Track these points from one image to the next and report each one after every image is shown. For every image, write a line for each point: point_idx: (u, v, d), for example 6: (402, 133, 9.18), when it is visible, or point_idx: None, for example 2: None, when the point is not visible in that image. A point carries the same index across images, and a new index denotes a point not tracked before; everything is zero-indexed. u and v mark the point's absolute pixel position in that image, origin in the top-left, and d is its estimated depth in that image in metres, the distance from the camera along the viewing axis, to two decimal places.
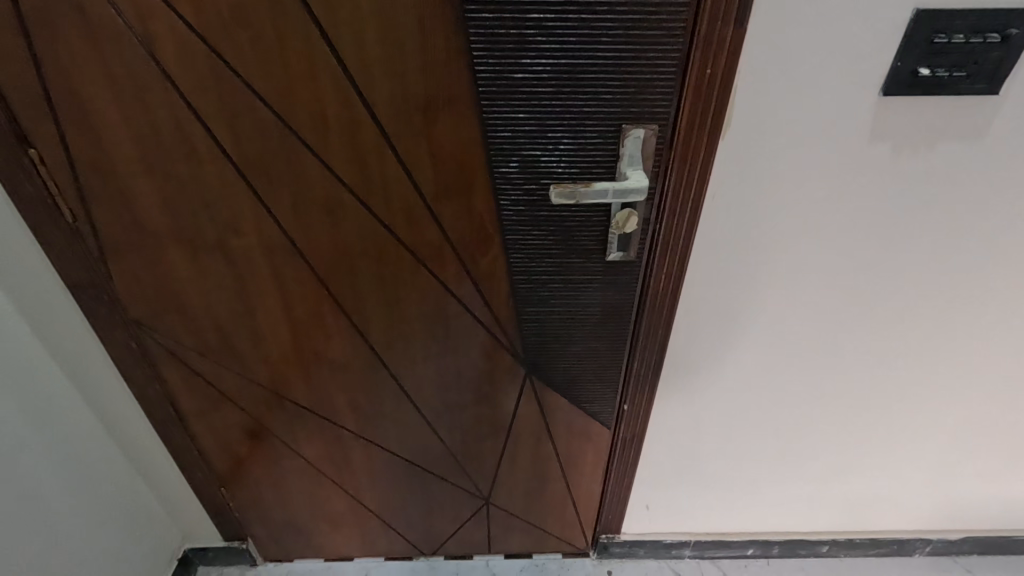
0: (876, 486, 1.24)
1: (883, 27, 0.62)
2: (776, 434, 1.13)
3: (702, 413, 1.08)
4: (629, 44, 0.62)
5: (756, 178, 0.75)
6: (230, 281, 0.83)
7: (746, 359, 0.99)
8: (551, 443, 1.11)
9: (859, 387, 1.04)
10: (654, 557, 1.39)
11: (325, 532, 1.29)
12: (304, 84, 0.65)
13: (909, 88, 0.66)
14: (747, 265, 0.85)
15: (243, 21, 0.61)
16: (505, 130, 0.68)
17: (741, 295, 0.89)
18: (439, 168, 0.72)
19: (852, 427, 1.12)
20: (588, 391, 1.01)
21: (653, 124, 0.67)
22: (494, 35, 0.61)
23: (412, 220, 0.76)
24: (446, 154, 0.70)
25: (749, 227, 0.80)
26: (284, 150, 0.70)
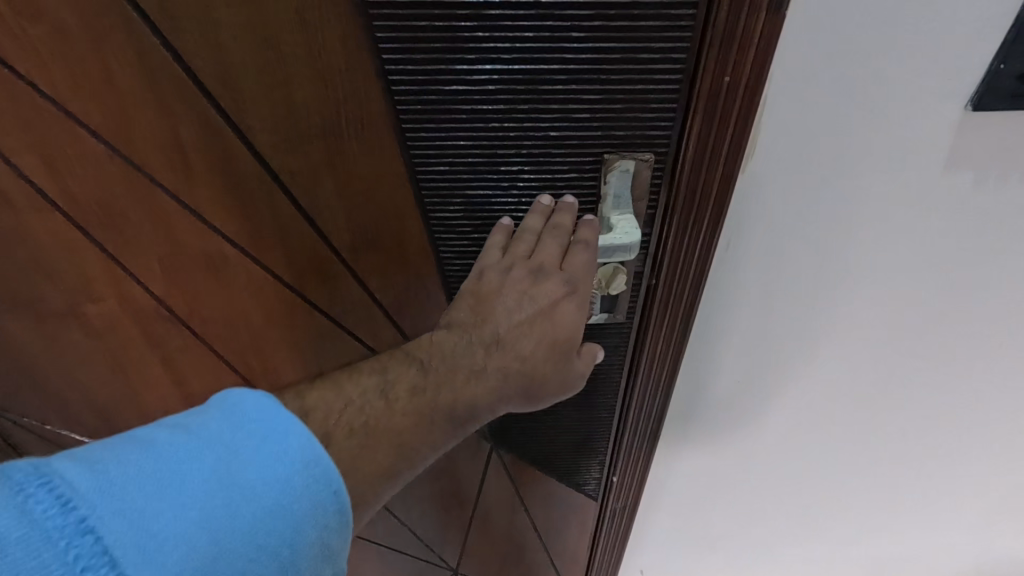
0: (903, 540, 1.08)
1: (993, 16, 0.41)
2: (793, 496, 0.96)
3: (706, 475, 0.91)
4: (612, 43, 0.41)
5: (790, 221, 0.54)
6: (95, 355, 0.63)
7: (763, 422, 0.81)
8: (527, 512, 0.93)
9: (898, 450, 0.86)
10: None
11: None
12: (140, 103, 0.44)
13: (1011, 99, 0.45)
14: (771, 324, 0.65)
15: (31, 14, 0.40)
16: (441, 164, 0.48)
17: (760, 356, 0.70)
18: (353, 214, 0.52)
19: (884, 488, 0.95)
20: (568, 464, 0.84)
21: (646, 153, 0.48)
22: (409, 32, 0.40)
23: (326, 281, 0.57)
24: (361, 197, 0.51)
25: (774, 282, 0.60)
26: (133, 194, 0.50)
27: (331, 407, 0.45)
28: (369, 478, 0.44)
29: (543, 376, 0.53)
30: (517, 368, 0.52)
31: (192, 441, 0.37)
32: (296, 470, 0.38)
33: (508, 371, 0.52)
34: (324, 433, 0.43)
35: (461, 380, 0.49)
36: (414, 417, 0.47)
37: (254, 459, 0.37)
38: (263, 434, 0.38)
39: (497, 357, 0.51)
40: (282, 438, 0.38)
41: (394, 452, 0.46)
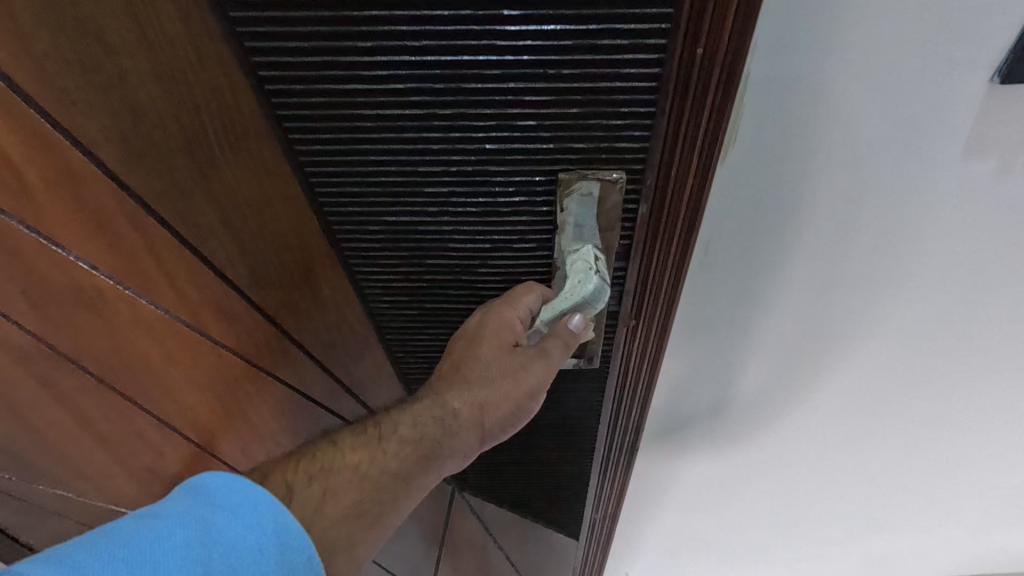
0: (913, 542, 0.98)
1: None
2: (789, 506, 0.86)
3: (692, 487, 0.82)
4: (558, 27, 0.30)
5: (771, 230, 0.44)
6: None
7: (754, 438, 0.70)
8: (498, 544, 0.86)
9: (910, 460, 0.75)
10: None
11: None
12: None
13: None
14: (756, 340, 0.55)
15: None
16: (339, 171, 0.39)
17: (748, 372, 0.60)
18: (246, 240, 0.42)
19: (893, 496, 0.84)
20: (541, 498, 0.77)
21: (615, 171, 0.37)
22: (275, 10, 0.30)
23: (230, 325, 0.46)
24: (257, 221, 0.41)
25: (753, 303, 0.51)
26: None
27: (284, 462, 0.39)
28: (342, 523, 0.37)
29: (489, 402, 0.43)
30: (450, 396, 0.43)
31: (163, 522, 0.31)
32: (274, 538, 0.33)
33: (440, 406, 0.43)
34: (286, 487, 0.36)
35: (404, 414, 0.43)
36: (365, 456, 0.40)
37: (237, 529, 0.32)
38: (246, 501, 0.33)
39: (422, 393, 0.44)
40: (255, 509, 0.33)
41: (364, 489, 0.39)
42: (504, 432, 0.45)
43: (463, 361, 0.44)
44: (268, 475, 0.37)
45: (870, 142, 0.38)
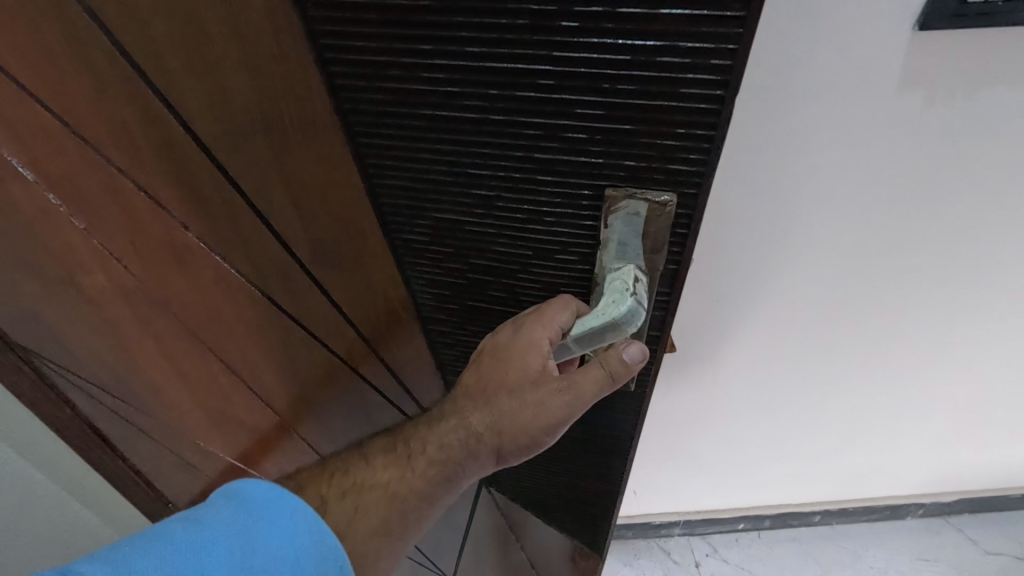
0: (900, 463, 0.94)
1: None
2: (782, 428, 0.84)
3: (684, 415, 0.83)
4: (620, 40, 0.29)
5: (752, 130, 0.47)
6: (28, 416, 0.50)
7: (744, 368, 0.72)
8: (519, 542, 0.88)
9: (904, 365, 0.72)
10: (642, 537, 1.12)
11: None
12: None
13: (956, 17, 0.39)
14: (746, 244, 0.57)
15: None
16: (390, 163, 0.41)
17: (745, 281, 0.61)
18: (312, 220, 0.45)
19: (891, 407, 0.80)
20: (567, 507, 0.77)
21: (666, 193, 0.35)
22: (346, 12, 0.32)
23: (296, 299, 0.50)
24: (321, 202, 0.45)
25: (768, 186, 0.52)
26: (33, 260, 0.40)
27: (319, 476, 0.43)
28: (372, 537, 0.41)
29: (509, 428, 0.46)
30: (475, 418, 0.46)
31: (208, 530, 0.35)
32: (309, 549, 0.37)
33: (462, 423, 0.46)
34: (321, 501, 0.40)
35: (429, 431, 0.46)
36: (395, 473, 0.44)
37: (275, 538, 0.36)
38: (282, 512, 0.37)
39: (448, 411, 0.47)
40: (289, 519, 0.37)
41: (391, 506, 0.42)
42: (521, 455, 0.47)
43: (489, 384, 0.46)
44: (304, 486, 0.41)
45: (828, 78, 0.44)
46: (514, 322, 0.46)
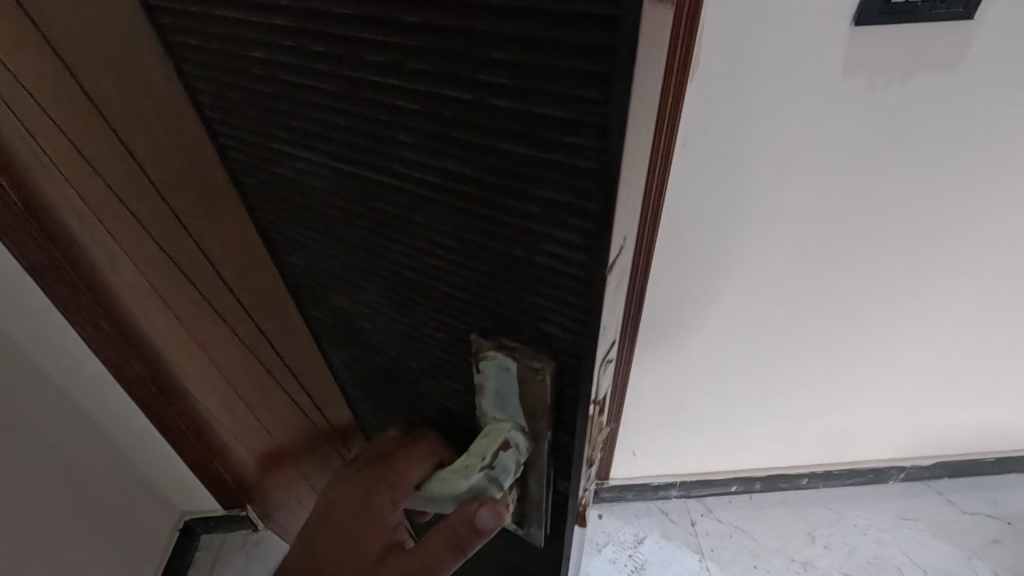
0: (862, 423, 1.14)
1: None
2: (756, 381, 1.04)
3: (675, 374, 1.00)
4: (492, 213, 0.34)
5: (727, 101, 0.64)
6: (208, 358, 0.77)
7: (723, 323, 0.92)
8: None
9: (844, 325, 0.95)
10: (642, 500, 1.25)
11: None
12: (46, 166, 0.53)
13: (884, 15, 0.58)
14: (725, 196, 0.74)
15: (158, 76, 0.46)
16: (348, 262, 0.48)
17: (723, 228, 0.78)
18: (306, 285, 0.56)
19: (840, 365, 1.02)
20: None
21: (544, 351, 0.39)
22: (309, 150, 0.40)
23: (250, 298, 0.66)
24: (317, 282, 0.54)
25: (737, 147, 0.68)
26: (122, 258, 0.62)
27: None
28: None
29: None
30: None
31: None
32: None
33: None
34: None
35: None
36: None
37: None
38: None
39: None
40: None
41: None
42: None
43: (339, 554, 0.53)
44: None
45: (784, 67, 0.61)
46: (369, 489, 0.54)
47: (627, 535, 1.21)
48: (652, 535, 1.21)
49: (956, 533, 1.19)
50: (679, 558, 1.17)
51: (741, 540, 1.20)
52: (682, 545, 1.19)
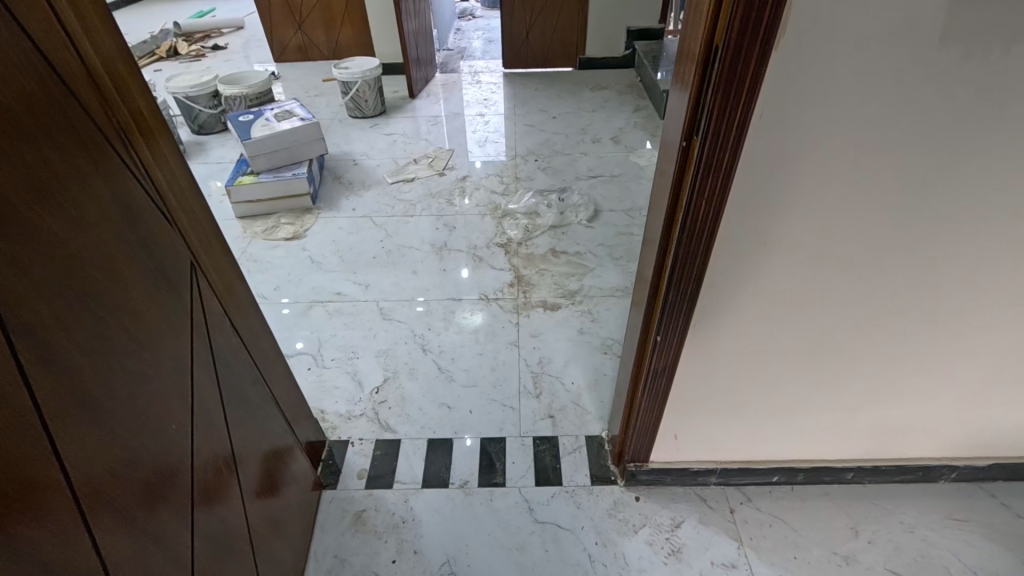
0: (913, 418, 1.11)
1: None
2: (811, 369, 1.01)
3: (724, 357, 0.99)
4: None
5: (808, 75, 0.62)
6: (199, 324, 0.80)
7: (781, 309, 0.90)
8: None
9: (906, 314, 0.92)
10: (681, 484, 1.25)
11: (365, 467, 1.33)
12: (65, 124, 0.56)
13: None
14: (801, 175, 0.71)
15: None
16: None
17: (791, 208, 0.75)
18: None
19: (899, 356, 0.99)
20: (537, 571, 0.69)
21: None
22: None
23: (94, 349, 0.57)
24: None
25: (817, 123, 0.66)
26: (127, 229, 0.64)
27: None
28: None
29: None
30: None
31: None
32: None
33: None
34: None
35: None
36: None
37: None
38: None
39: None
40: None
41: None
42: None
43: None
44: None
45: (874, 37, 0.59)
46: None
47: (665, 518, 1.20)
48: (690, 519, 1.20)
49: (1009, 537, 1.15)
50: (717, 543, 1.16)
51: (782, 531, 1.17)
52: (720, 531, 1.18)
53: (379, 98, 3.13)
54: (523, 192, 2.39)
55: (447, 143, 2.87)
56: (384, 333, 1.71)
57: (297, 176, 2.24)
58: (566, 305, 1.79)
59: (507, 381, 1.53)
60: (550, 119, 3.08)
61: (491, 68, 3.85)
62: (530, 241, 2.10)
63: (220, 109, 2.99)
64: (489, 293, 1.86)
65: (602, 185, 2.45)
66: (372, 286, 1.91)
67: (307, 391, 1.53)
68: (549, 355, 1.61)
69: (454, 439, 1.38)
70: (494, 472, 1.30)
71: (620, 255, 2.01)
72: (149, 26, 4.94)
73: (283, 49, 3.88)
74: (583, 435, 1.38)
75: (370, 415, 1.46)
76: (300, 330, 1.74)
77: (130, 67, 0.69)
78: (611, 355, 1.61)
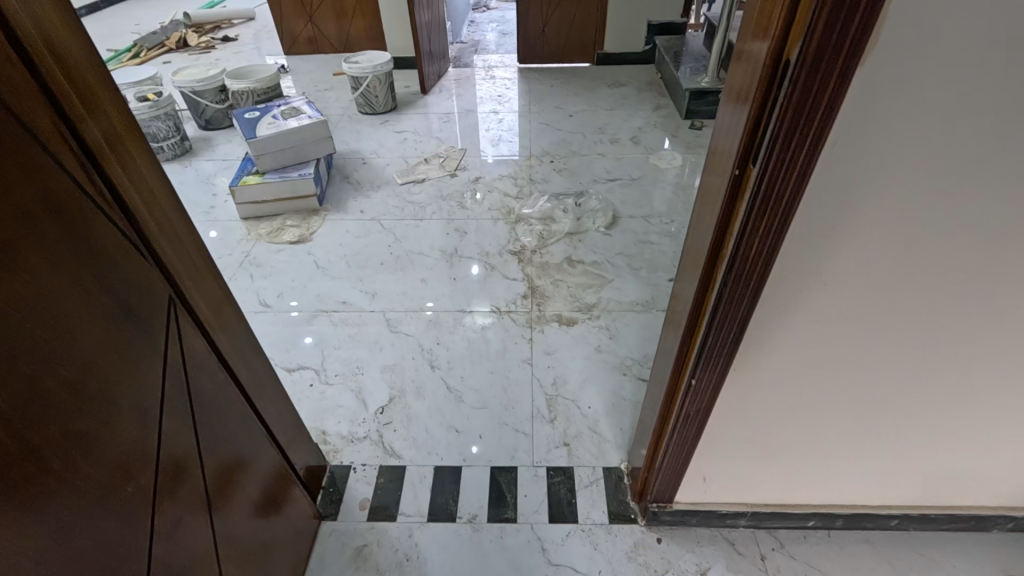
0: (970, 467, 1.00)
1: None
2: (860, 415, 0.91)
3: (765, 401, 0.88)
4: None
5: (895, 100, 0.51)
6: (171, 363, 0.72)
7: (835, 355, 0.79)
8: None
9: (978, 362, 0.81)
10: (707, 526, 1.15)
11: (368, 497, 1.25)
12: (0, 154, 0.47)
13: None
14: (877, 215, 0.60)
15: None
16: None
17: (861, 250, 0.64)
18: None
19: (962, 404, 0.88)
20: None
21: None
22: None
23: (16, 421, 0.49)
24: None
25: (901, 156, 0.55)
26: (75, 270, 0.55)
27: None
28: None
29: None
30: None
31: None
32: None
33: None
34: None
35: None
36: None
37: None
38: None
39: None
40: None
41: None
42: None
43: None
44: None
45: (982, 57, 0.48)
46: None
47: (689, 564, 1.11)
48: (717, 566, 1.10)
49: None
50: None
51: None
52: None
53: (390, 94, 3.03)
54: (538, 196, 2.28)
55: (459, 141, 2.77)
56: (390, 347, 1.63)
57: (303, 176, 2.16)
58: (583, 320, 1.69)
59: (519, 404, 1.44)
60: (566, 117, 2.97)
61: (505, 63, 3.74)
62: (545, 249, 2.00)
63: (228, 104, 2.91)
64: (502, 304, 1.76)
65: (620, 189, 2.34)
66: (379, 295, 1.82)
67: (309, 409, 1.46)
68: (565, 375, 1.51)
69: (463, 468, 1.30)
70: (505, 506, 1.22)
71: (640, 266, 1.91)
72: (161, 17, 4.87)
73: (294, 41, 3.79)
74: (601, 466, 1.29)
75: (374, 437, 1.38)
76: (303, 342, 1.66)
77: (104, 82, 0.61)
78: (631, 376, 1.51)
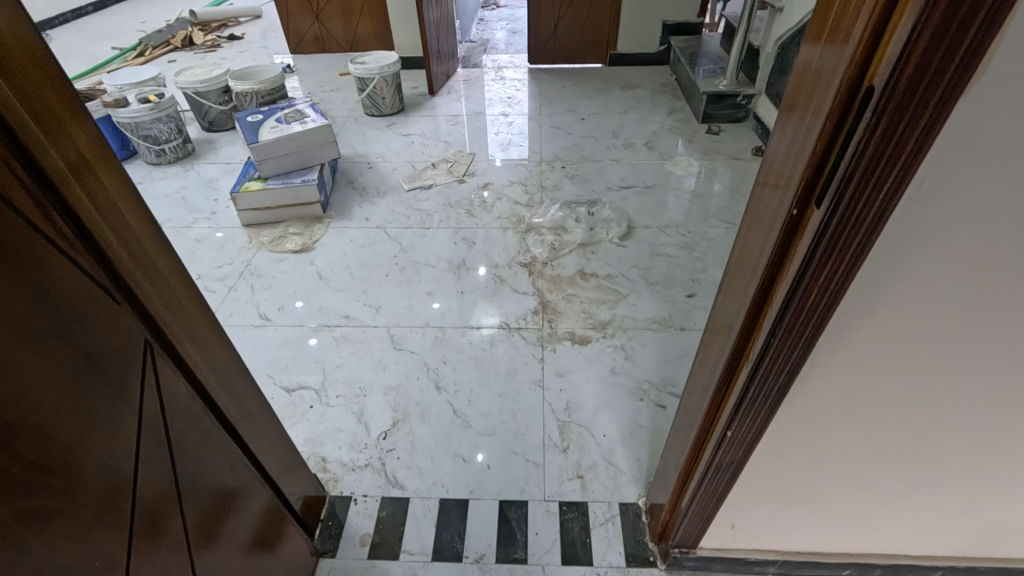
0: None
1: None
2: (912, 469, 0.82)
3: (806, 453, 0.80)
4: None
5: (998, 138, 0.42)
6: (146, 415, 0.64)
7: (893, 411, 0.70)
8: None
9: None
10: (732, 572, 1.07)
11: (369, 532, 1.18)
12: None
13: None
14: (960, 267, 0.51)
15: None
16: None
17: (936, 304, 0.55)
18: None
19: None
20: None
21: None
22: None
23: None
24: None
25: (999, 203, 0.46)
26: (30, 326, 0.48)
27: None
28: None
29: None
30: None
31: None
32: None
33: None
34: None
35: None
36: None
37: None
38: None
39: None
40: None
41: None
42: None
43: None
44: None
45: None
46: None
47: None
48: None
49: None
50: None
51: None
52: None
53: (397, 95, 2.95)
54: (549, 204, 2.20)
55: (467, 145, 2.69)
56: (394, 366, 1.55)
57: (306, 182, 2.09)
58: (596, 338, 1.61)
59: (530, 431, 1.36)
60: (578, 120, 2.88)
61: (515, 63, 3.65)
62: (556, 261, 1.92)
63: (231, 105, 2.84)
64: (511, 321, 1.68)
65: (634, 197, 2.25)
66: (384, 309, 1.75)
67: (309, 433, 1.38)
68: (578, 400, 1.43)
69: (470, 501, 1.22)
70: (515, 545, 1.14)
71: (656, 281, 1.82)
72: (166, 14, 4.81)
73: (300, 39, 3.72)
74: (618, 501, 1.21)
75: (376, 465, 1.30)
76: (304, 359, 1.59)
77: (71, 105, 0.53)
78: (648, 402, 1.43)
